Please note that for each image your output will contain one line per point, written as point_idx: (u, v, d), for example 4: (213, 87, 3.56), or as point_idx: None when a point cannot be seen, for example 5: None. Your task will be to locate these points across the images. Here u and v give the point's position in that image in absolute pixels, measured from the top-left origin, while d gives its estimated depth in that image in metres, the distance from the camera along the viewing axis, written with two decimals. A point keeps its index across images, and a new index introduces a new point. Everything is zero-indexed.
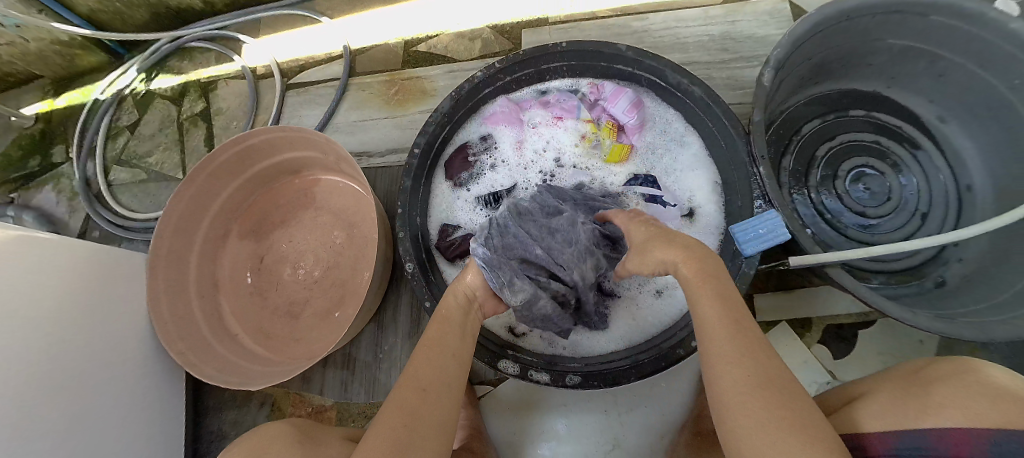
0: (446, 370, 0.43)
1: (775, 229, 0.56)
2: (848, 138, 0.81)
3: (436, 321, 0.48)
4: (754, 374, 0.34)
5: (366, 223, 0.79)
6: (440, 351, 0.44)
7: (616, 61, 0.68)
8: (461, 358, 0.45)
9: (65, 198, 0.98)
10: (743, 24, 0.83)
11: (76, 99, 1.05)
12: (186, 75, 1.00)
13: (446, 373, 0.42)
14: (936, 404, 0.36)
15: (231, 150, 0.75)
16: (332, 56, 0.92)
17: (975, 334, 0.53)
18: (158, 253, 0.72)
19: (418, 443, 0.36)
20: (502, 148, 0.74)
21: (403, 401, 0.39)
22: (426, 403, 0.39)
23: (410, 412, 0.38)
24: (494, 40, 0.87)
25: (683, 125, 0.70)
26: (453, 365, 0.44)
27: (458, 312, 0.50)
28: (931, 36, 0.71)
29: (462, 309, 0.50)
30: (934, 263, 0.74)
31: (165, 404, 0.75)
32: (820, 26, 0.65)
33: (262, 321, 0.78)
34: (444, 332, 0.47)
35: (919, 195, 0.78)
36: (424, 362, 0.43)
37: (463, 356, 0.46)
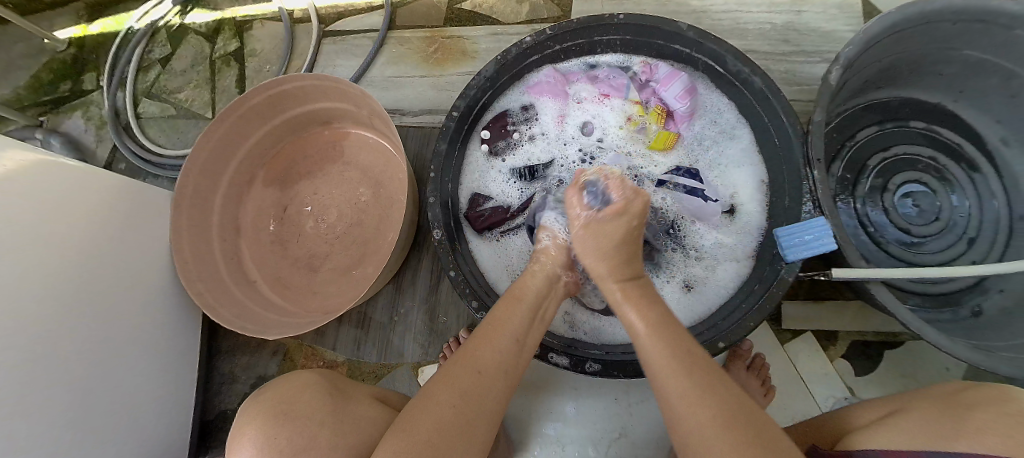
0: (507, 356, 0.41)
1: (820, 238, 0.52)
2: (904, 151, 0.76)
3: (508, 300, 0.47)
4: None
5: (393, 184, 0.77)
6: (503, 335, 0.43)
7: (674, 40, 0.64)
8: (522, 347, 0.44)
9: (94, 126, 0.98)
10: (809, 15, 0.77)
11: (110, 26, 1.03)
12: (221, 12, 0.97)
13: (504, 358, 0.41)
14: (976, 430, 0.34)
15: (263, 94, 0.73)
16: (372, 6, 0.88)
17: (1013, 369, 0.50)
18: (183, 190, 0.71)
19: (464, 430, 0.36)
20: (543, 120, 0.71)
21: (460, 380, 0.38)
22: (481, 388, 0.38)
23: (463, 393, 0.37)
24: (542, 5, 0.82)
25: (735, 117, 0.67)
26: (513, 352, 0.42)
27: (534, 295, 0.48)
28: (1011, 51, 0.65)
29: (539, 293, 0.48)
30: (971, 292, 0.71)
31: (181, 341, 0.77)
32: (898, 26, 0.60)
33: (281, 270, 0.78)
34: (512, 316, 0.45)
35: (969, 219, 0.74)
36: (490, 345, 0.41)
37: (525, 348, 0.44)
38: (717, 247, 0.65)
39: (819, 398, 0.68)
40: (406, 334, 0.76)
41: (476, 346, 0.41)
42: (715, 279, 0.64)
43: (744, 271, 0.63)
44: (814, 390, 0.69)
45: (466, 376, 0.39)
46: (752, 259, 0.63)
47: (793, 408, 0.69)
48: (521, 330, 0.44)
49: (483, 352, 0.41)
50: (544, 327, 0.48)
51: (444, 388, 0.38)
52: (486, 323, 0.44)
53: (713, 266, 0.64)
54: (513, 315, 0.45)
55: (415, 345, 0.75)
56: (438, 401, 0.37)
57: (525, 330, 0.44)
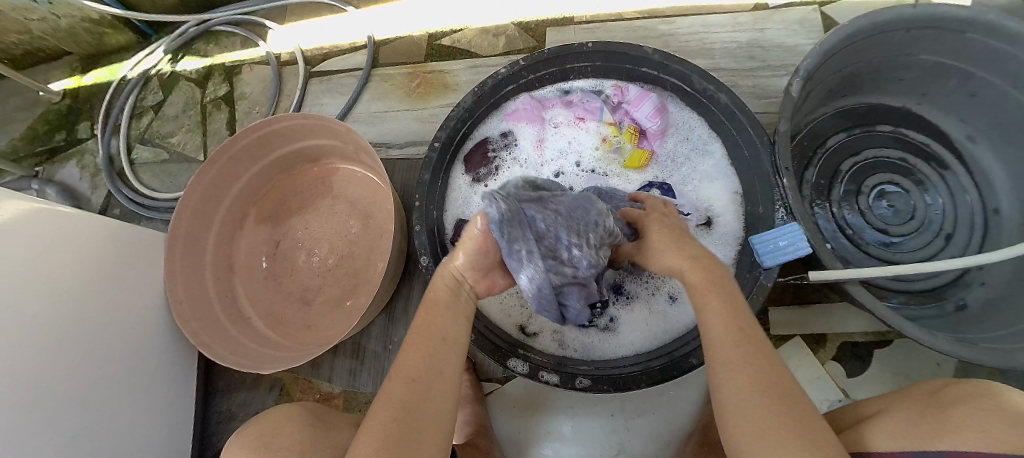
0: (437, 356, 0.41)
1: (795, 243, 0.54)
2: (873, 154, 0.79)
3: (424, 307, 0.46)
4: (769, 381, 0.33)
5: (382, 215, 0.79)
6: (429, 338, 0.42)
7: (641, 64, 0.68)
8: (453, 344, 0.43)
9: (88, 174, 1.00)
10: (772, 32, 0.81)
11: (103, 77, 1.07)
12: (211, 58, 1.01)
13: (440, 358, 0.41)
14: (956, 427, 0.35)
15: (252, 135, 0.76)
16: (356, 46, 0.92)
17: (994, 359, 0.52)
18: (177, 233, 0.73)
19: (411, 437, 0.35)
20: (523, 145, 0.74)
21: (394, 391, 0.37)
22: (420, 396, 0.37)
23: (405, 402, 0.36)
24: (517, 37, 0.86)
25: (706, 132, 0.69)
26: (444, 350, 0.42)
27: (446, 294, 0.47)
28: (964, 53, 0.69)
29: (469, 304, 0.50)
30: (955, 286, 0.73)
31: (176, 381, 0.77)
32: (853, 37, 0.64)
33: (276, 305, 0.79)
34: (433, 318, 0.44)
35: (944, 215, 0.77)
36: (414, 350, 0.41)
37: (454, 343, 0.43)
38: None
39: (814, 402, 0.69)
40: None
41: (405, 355, 0.40)
42: None
43: None
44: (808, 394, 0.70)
45: (401, 386, 0.37)
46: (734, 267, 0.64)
47: None
48: (453, 328, 0.44)
49: (413, 359, 0.40)
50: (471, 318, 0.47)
51: (384, 406, 0.36)
52: (412, 333, 0.43)
53: None
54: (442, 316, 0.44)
55: None
56: (379, 421, 0.35)
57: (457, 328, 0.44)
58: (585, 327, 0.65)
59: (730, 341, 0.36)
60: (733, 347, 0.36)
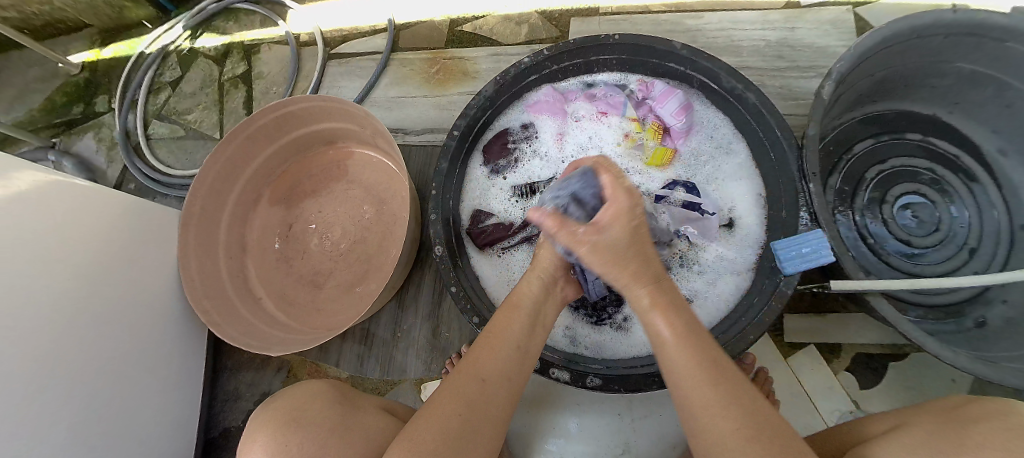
0: (508, 363, 0.42)
1: (818, 251, 0.53)
2: (901, 163, 0.77)
3: (506, 308, 0.47)
4: None
5: (396, 202, 0.79)
6: (504, 344, 0.44)
7: (669, 59, 0.66)
8: (523, 355, 0.44)
9: (104, 147, 1.00)
10: (802, 32, 0.79)
11: (122, 51, 1.07)
12: (230, 36, 1.00)
13: (505, 365, 0.42)
14: (974, 444, 0.34)
15: (270, 116, 0.76)
16: (376, 29, 0.91)
17: (1018, 380, 0.50)
18: (192, 211, 0.73)
19: (468, 438, 0.36)
20: (543, 138, 0.72)
21: (466, 389, 0.39)
22: (485, 396, 0.39)
23: (468, 402, 0.38)
24: (540, 27, 0.85)
25: (731, 132, 0.68)
26: (514, 359, 0.43)
27: (530, 301, 0.48)
28: (1003, 63, 0.66)
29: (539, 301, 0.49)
30: (975, 303, 0.70)
31: (186, 358, 0.77)
32: (888, 41, 0.62)
33: (286, 288, 0.79)
34: (512, 323, 0.45)
35: (969, 229, 0.74)
36: (488, 355, 0.42)
37: (526, 355, 0.44)
38: (718, 260, 0.65)
39: (826, 413, 0.68)
40: (409, 350, 0.76)
41: (478, 355, 0.42)
42: (714, 293, 0.64)
43: (744, 283, 0.63)
44: (818, 403, 0.68)
45: (469, 383, 0.40)
46: (753, 272, 0.63)
47: (796, 421, 0.69)
48: (523, 336, 0.45)
49: (485, 359, 0.42)
50: (544, 331, 0.48)
51: (449, 398, 0.39)
52: (487, 333, 0.45)
53: (714, 281, 0.64)
54: (512, 322, 0.46)
55: (417, 362, 0.75)
56: (443, 413, 0.37)
57: (526, 337, 0.45)
58: (598, 324, 0.65)
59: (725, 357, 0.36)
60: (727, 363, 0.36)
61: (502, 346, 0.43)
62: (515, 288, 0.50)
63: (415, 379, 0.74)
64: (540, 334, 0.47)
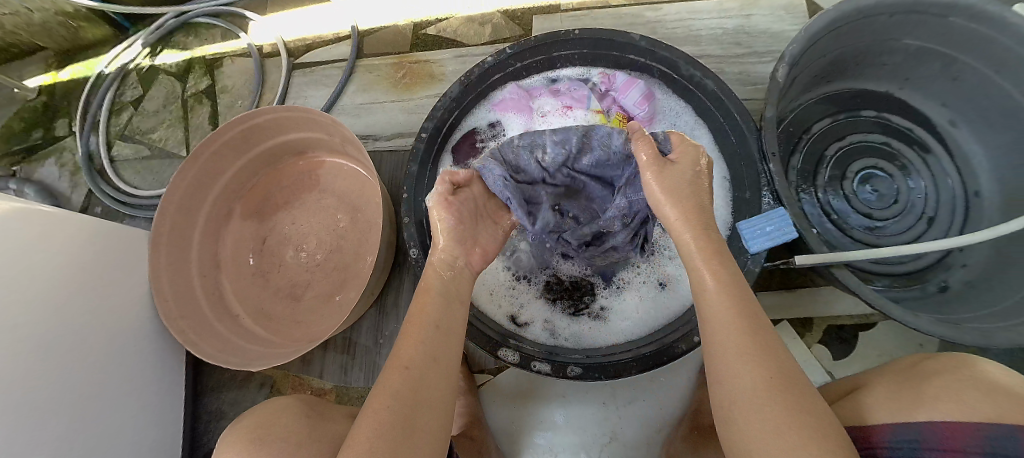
0: (432, 347, 0.42)
1: (780, 228, 0.55)
2: (858, 139, 0.80)
3: (418, 294, 0.47)
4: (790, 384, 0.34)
5: (370, 208, 0.78)
6: (422, 326, 0.43)
7: (628, 51, 0.68)
8: (446, 331, 0.44)
9: (68, 172, 0.98)
10: (758, 18, 0.81)
11: (79, 72, 1.04)
12: (191, 51, 0.99)
13: (429, 348, 0.42)
14: (931, 397, 0.36)
15: (236, 129, 0.75)
16: (340, 36, 0.91)
17: (977, 338, 0.53)
18: (161, 231, 0.72)
19: (408, 428, 0.37)
20: (510, 135, 0.73)
21: (391, 382, 0.39)
22: (416, 390, 0.39)
23: (398, 391, 0.38)
24: (504, 26, 0.86)
25: (693, 119, 0.68)
26: (436, 338, 0.43)
27: (440, 281, 0.48)
28: (948, 38, 0.69)
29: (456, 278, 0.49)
30: (936, 268, 0.74)
31: (164, 381, 0.76)
32: (837, 23, 0.64)
33: (264, 303, 0.78)
34: (428, 305, 0.45)
35: (927, 198, 0.78)
36: (410, 343, 0.42)
37: (449, 332, 0.44)
38: None
39: None
40: (392, 356, 0.76)
41: (399, 347, 0.42)
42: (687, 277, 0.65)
43: None
44: None
45: (395, 378, 0.39)
46: None
47: None
48: (443, 316, 0.45)
49: (405, 350, 0.41)
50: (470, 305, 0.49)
51: (379, 399, 0.38)
52: (407, 320, 0.45)
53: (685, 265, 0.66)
54: (432, 304, 0.45)
55: None
56: (375, 414, 0.37)
57: (447, 315, 0.45)
58: (576, 315, 0.66)
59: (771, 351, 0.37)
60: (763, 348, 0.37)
61: (422, 330, 0.43)
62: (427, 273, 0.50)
63: None
64: (462, 308, 0.48)
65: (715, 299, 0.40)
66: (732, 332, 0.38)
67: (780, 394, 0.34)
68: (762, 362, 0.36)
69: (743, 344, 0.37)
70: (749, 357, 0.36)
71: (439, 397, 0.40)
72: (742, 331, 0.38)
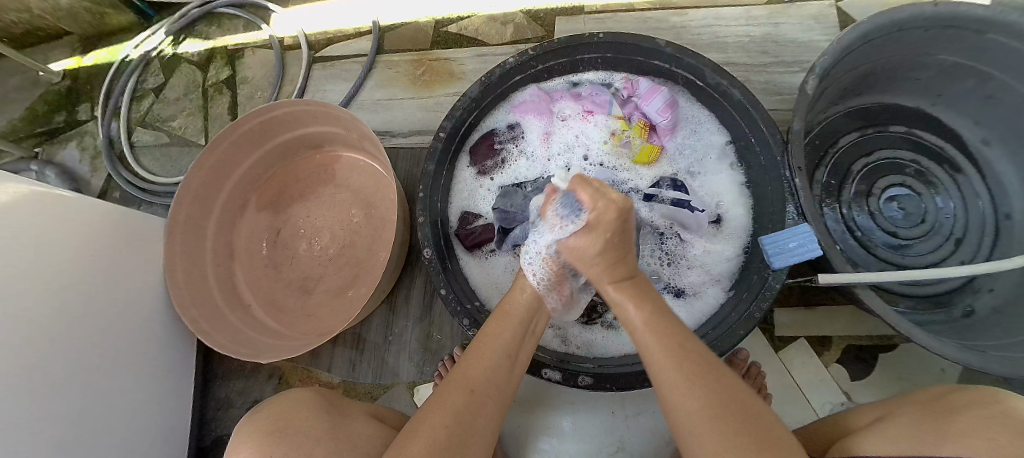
0: (498, 371, 0.42)
1: (806, 245, 0.53)
2: (886, 155, 0.77)
3: (497, 316, 0.48)
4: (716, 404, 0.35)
5: (385, 205, 0.78)
6: (493, 350, 0.44)
7: (654, 57, 0.66)
8: (512, 363, 0.44)
9: (89, 156, 0.99)
10: (787, 27, 0.79)
11: (104, 58, 1.05)
12: (213, 41, 0.99)
13: (495, 374, 0.42)
14: (959, 433, 0.35)
15: (254, 121, 0.75)
16: (361, 31, 0.91)
17: (1005, 368, 0.51)
18: (176, 219, 0.72)
19: (456, 448, 0.36)
20: (529, 137, 0.73)
21: (452, 399, 0.39)
22: (474, 410, 0.39)
23: (454, 412, 0.38)
24: (526, 26, 0.85)
25: (715, 127, 0.68)
26: (503, 368, 0.43)
27: (522, 311, 0.48)
28: (985, 54, 0.67)
29: (527, 308, 0.49)
30: (962, 291, 0.71)
31: (176, 368, 0.76)
32: (871, 36, 0.62)
33: (275, 293, 0.79)
34: (500, 332, 0.46)
35: (955, 219, 0.75)
36: (473, 364, 0.42)
37: (515, 362, 0.45)
38: (706, 253, 0.66)
39: (816, 405, 0.68)
40: (401, 353, 0.76)
41: (467, 365, 0.42)
42: (706, 286, 0.65)
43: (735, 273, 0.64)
44: (809, 396, 0.69)
45: (457, 394, 0.39)
46: (742, 258, 0.64)
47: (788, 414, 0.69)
48: (512, 345, 0.45)
49: (473, 369, 0.42)
50: (534, 341, 0.49)
51: (435, 411, 0.38)
52: (477, 341, 0.45)
53: (704, 275, 0.65)
54: (503, 330, 0.46)
55: (410, 365, 0.75)
56: (430, 424, 0.37)
57: (515, 345, 0.45)
58: (589, 324, 0.65)
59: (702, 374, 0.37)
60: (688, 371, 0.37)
61: (492, 353, 0.43)
62: (502, 298, 0.50)
63: (408, 383, 0.74)
64: (528, 342, 0.48)
65: (648, 341, 0.41)
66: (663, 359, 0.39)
67: (713, 421, 0.34)
68: (696, 392, 0.36)
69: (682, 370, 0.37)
70: (688, 387, 0.36)
71: (491, 418, 0.40)
72: (671, 360, 0.38)
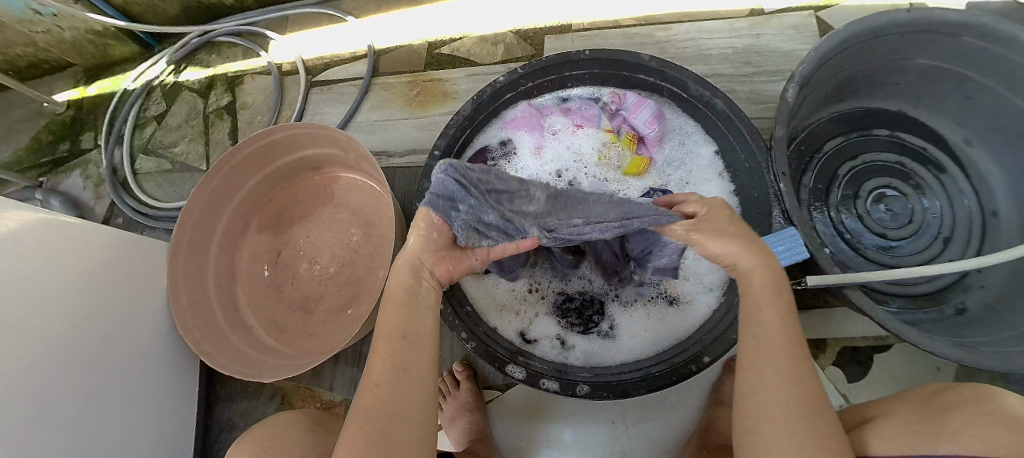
0: (401, 355, 0.39)
1: (793, 248, 0.55)
2: (870, 158, 0.79)
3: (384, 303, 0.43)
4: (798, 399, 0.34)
5: (383, 223, 0.80)
6: (390, 337, 0.40)
7: (639, 71, 0.69)
8: (416, 341, 0.40)
9: (92, 184, 1.01)
10: (768, 38, 0.82)
11: (106, 87, 1.08)
12: (213, 68, 1.02)
13: (403, 357, 0.39)
14: (950, 430, 0.35)
15: (253, 145, 0.77)
16: (356, 55, 0.94)
17: (994, 363, 0.51)
18: (179, 241, 0.74)
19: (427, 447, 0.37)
20: (522, 153, 0.75)
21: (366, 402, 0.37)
22: (389, 404, 0.36)
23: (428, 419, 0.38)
24: (516, 46, 0.87)
25: (702, 137, 0.70)
26: (406, 349, 0.40)
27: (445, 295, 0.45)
28: (960, 57, 0.69)
29: (417, 281, 0.44)
30: (953, 290, 0.73)
31: (179, 390, 0.77)
32: (846, 44, 0.64)
33: (277, 314, 0.80)
34: (393, 317, 0.41)
35: (942, 218, 0.77)
36: (380, 357, 0.39)
37: (418, 338, 0.41)
38: (698, 261, 0.67)
39: None
40: None
41: (369, 363, 0.39)
42: (698, 295, 0.66)
43: (727, 278, 0.65)
44: None
45: (367, 395, 0.37)
46: None
47: None
48: (411, 323, 0.41)
49: (376, 367, 0.38)
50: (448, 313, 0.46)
51: (353, 421, 0.36)
52: (376, 338, 0.41)
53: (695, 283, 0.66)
54: (397, 315, 0.42)
55: None
56: (351, 440, 0.34)
57: (416, 323, 0.42)
58: (587, 333, 0.66)
59: (778, 348, 0.37)
60: (776, 355, 0.36)
61: (391, 342, 0.40)
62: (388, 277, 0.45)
63: None
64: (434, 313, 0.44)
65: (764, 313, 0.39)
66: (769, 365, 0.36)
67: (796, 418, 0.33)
68: (785, 383, 0.35)
69: (773, 365, 0.36)
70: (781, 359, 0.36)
71: (416, 407, 0.37)
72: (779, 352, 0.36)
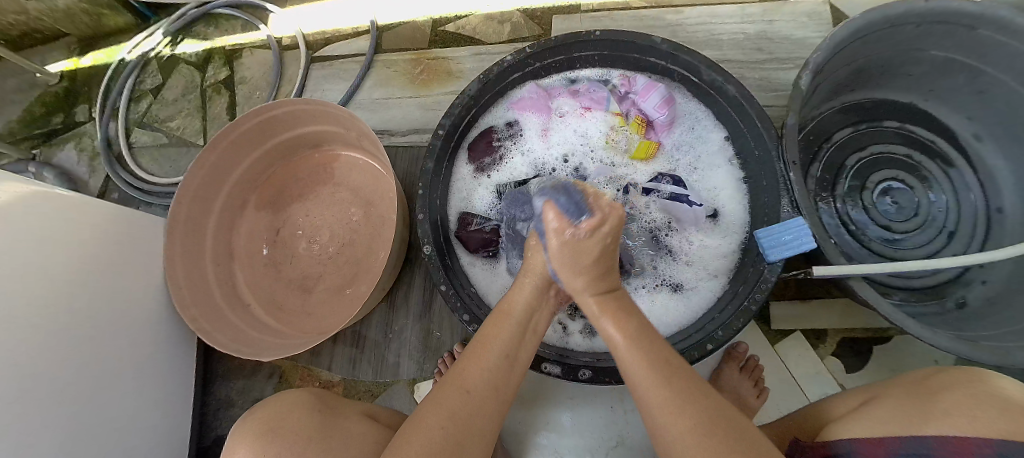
0: (495, 373, 0.42)
1: (801, 237, 0.54)
2: (879, 150, 0.78)
3: (495, 317, 0.47)
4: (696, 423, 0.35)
5: (384, 203, 0.79)
6: (489, 353, 0.43)
7: (650, 54, 0.67)
8: (512, 364, 0.44)
9: (87, 158, 0.99)
10: (781, 24, 0.80)
11: (101, 59, 1.05)
12: (211, 41, 0.99)
13: (492, 375, 0.42)
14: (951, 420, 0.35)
15: (253, 121, 0.75)
16: (359, 31, 0.91)
17: (995, 357, 0.51)
18: (177, 217, 0.72)
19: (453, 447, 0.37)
20: (528, 135, 0.74)
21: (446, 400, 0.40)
22: (469, 409, 0.39)
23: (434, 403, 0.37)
24: (523, 25, 0.85)
25: (712, 123, 0.69)
26: (501, 368, 0.43)
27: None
28: (975, 49, 0.67)
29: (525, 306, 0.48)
30: (955, 284, 0.72)
31: (177, 368, 0.77)
32: (863, 32, 0.63)
33: (276, 293, 0.79)
34: (500, 332, 0.45)
35: (948, 213, 0.76)
36: (475, 366, 0.42)
37: (515, 362, 0.44)
38: (702, 248, 0.67)
39: (813, 397, 0.69)
40: (401, 351, 0.76)
41: (463, 367, 0.42)
42: (701, 283, 0.65)
43: (730, 266, 0.65)
44: (806, 388, 0.70)
45: (453, 394, 0.40)
46: (738, 254, 0.65)
47: (784, 406, 0.70)
48: (511, 346, 0.44)
49: (469, 371, 0.42)
50: (535, 340, 0.48)
51: (432, 410, 0.39)
52: (475, 342, 0.45)
53: (699, 271, 0.66)
54: (502, 331, 0.45)
55: (410, 362, 0.76)
56: (427, 425, 0.37)
57: (514, 347, 0.45)
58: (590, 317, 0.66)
59: (657, 381, 0.38)
60: (660, 386, 0.38)
61: (489, 356, 0.43)
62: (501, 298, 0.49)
63: (409, 380, 0.75)
64: (530, 341, 0.47)
65: (626, 351, 0.41)
66: (638, 364, 0.40)
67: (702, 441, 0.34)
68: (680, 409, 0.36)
69: (657, 376, 0.38)
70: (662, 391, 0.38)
71: (491, 417, 0.40)
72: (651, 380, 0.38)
